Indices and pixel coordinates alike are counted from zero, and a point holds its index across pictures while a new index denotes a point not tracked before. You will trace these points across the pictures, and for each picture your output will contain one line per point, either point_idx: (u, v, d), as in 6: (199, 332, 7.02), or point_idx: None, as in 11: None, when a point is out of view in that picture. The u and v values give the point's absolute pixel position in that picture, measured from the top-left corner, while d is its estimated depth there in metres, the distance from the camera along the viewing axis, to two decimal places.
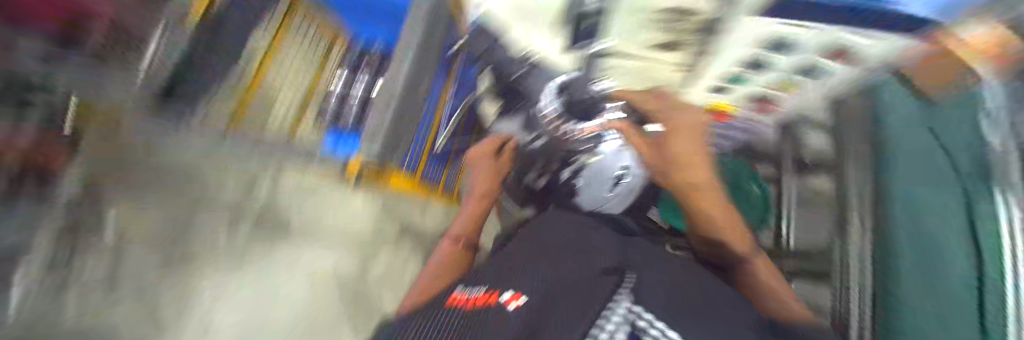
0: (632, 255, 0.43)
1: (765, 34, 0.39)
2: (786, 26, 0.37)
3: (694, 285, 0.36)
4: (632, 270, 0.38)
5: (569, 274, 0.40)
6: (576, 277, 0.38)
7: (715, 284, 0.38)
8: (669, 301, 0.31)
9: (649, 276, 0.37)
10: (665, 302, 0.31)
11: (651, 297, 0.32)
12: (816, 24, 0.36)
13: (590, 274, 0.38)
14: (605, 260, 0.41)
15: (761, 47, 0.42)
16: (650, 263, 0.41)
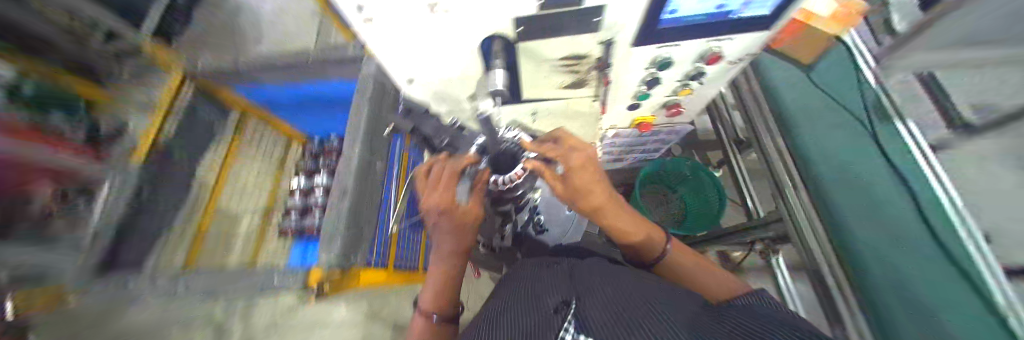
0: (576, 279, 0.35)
1: (654, 56, 0.44)
2: (664, 47, 0.42)
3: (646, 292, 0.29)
4: (581, 295, 0.29)
5: (509, 318, 0.28)
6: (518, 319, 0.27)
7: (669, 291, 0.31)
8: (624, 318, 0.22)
9: (601, 296, 0.28)
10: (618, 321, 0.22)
11: (601, 322, 0.22)
12: (689, 41, 0.42)
13: (533, 313, 0.27)
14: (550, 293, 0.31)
15: (654, 69, 0.48)
16: (598, 280, 0.33)
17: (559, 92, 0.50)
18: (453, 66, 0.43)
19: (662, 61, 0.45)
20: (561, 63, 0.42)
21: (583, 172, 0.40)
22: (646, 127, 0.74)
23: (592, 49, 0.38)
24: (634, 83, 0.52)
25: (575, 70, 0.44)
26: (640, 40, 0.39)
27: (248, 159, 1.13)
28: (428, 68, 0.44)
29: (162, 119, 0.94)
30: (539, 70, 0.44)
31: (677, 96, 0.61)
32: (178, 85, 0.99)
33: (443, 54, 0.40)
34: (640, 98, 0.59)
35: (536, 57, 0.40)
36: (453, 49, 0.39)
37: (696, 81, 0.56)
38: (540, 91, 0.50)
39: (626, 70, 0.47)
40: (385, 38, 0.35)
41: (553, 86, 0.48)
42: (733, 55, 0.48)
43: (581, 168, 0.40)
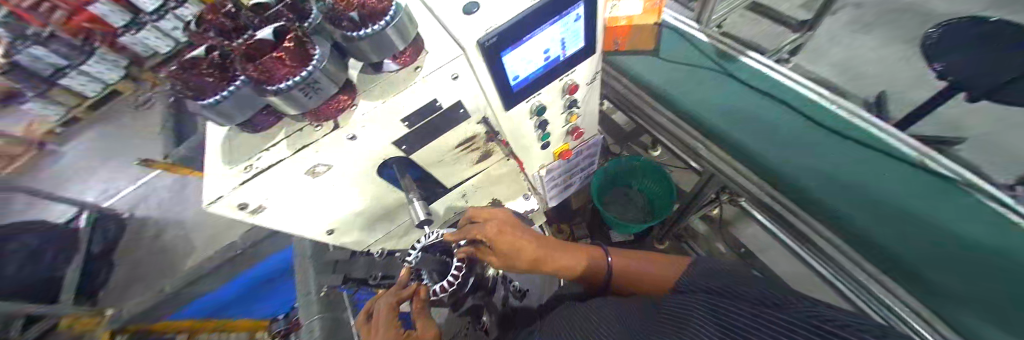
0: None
1: (530, 108, 0.54)
2: (532, 99, 0.52)
3: None
4: None
5: None
6: None
7: (639, 327, 0.33)
8: None
9: None
10: None
11: None
12: (545, 88, 0.52)
13: None
14: None
15: (536, 116, 0.58)
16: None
17: (471, 165, 0.62)
18: (348, 202, 0.52)
19: (538, 109, 0.55)
20: (459, 147, 0.54)
21: (502, 239, 0.50)
22: (567, 153, 0.82)
23: (478, 129, 0.51)
24: (530, 130, 0.62)
25: (474, 146, 0.56)
26: (506, 102, 0.48)
27: None
28: (331, 212, 0.52)
29: None
30: (445, 159, 0.55)
31: (571, 122, 0.71)
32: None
33: (335, 199, 0.50)
34: (545, 138, 0.68)
35: (436, 156, 0.53)
36: (343, 189, 0.49)
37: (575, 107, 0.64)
38: (453, 173, 0.61)
39: (515, 125, 0.57)
40: (278, 211, 0.45)
41: (462, 164, 0.60)
42: (585, 81, 0.59)
43: (499, 234, 0.50)
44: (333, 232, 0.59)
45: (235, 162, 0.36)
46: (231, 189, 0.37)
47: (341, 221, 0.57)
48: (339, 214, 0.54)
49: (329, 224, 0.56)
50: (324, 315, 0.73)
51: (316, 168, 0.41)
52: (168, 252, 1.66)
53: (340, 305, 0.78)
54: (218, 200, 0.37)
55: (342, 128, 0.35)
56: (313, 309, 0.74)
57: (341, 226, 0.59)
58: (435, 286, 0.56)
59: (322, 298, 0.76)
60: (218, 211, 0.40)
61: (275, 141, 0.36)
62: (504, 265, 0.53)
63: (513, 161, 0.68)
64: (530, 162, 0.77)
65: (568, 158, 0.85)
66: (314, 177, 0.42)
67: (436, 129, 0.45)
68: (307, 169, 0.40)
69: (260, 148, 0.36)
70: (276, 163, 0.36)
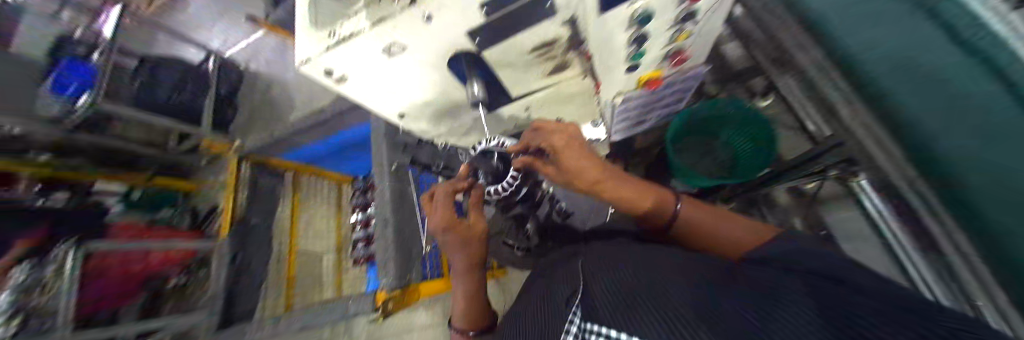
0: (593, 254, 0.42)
1: (631, 14, 0.45)
2: (639, 1, 0.43)
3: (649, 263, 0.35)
4: (596, 272, 0.36)
5: (546, 294, 0.39)
6: (550, 298, 0.37)
7: (674, 258, 0.36)
8: (623, 292, 0.30)
9: (609, 272, 0.35)
10: (618, 295, 0.30)
11: (603, 297, 0.31)
12: None
13: (559, 293, 0.36)
14: (569, 277, 0.38)
15: (636, 27, 0.48)
16: (612, 255, 0.39)
17: (542, 77, 0.57)
18: (416, 89, 0.53)
19: (641, 17, 0.46)
20: (535, 51, 0.48)
21: (567, 151, 0.47)
22: (655, 84, 0.77)
23: (559, 32, 0.44)
24: (621, 47, 0.54)
25: (550, 54, 0.50)
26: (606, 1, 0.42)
27: (315, 205, 1.59)
28: (402, 96, 0.54)
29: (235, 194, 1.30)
30: (519, 64, 0.51)
31: (676, 43, 0.63)
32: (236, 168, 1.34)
33: (404, 84, 0.51)
34: (635, 60, 0.58)
35: (509, 57, 0.48)
36: (412, 74, 0.48)
37: (689, 23, 0.57)
38: (522, 81, 0.57)
39: (607, 35, 0.49)
40: (355, 87, 0.49)
41: (533, 73, 0.55)
42: None
43: (565, 147, 0.47)
44: (404, 117, 0.63)
45: (325, 29, 0.40)
46: (320, 53, 0.40)
47: (410, 108, 0.60)
48: (408, 100, 0.56)
49: (401, 108, 0.60)
50: (391, 185, 0.90)
51: (391, 48, 0.41)
52: (278, 103, 2.05)
53: (403, 182, 0.92)
54: (309, 62, 0.41)
55: (421, 4, 0.34)
56: (383, 179, 0.90)
57: (411, 113, 0.62)
58: (490, 187, 0.62)
59: (390, 173, 0.90)
60: (308, 73, 0.45)
61: (357, 10, 0.38)
62: (560, 182, 0.51)
63: (590, 81, 0.61)
64: (609, 85, 0.72)
65: (654, 88, 0.79)
66: (389, 58, 0.43)
67: (520, 21, 0.41)
68: (382, 47, 0.40)
69: (344, 18, 0.39)
70: (359, 34, 0.38)
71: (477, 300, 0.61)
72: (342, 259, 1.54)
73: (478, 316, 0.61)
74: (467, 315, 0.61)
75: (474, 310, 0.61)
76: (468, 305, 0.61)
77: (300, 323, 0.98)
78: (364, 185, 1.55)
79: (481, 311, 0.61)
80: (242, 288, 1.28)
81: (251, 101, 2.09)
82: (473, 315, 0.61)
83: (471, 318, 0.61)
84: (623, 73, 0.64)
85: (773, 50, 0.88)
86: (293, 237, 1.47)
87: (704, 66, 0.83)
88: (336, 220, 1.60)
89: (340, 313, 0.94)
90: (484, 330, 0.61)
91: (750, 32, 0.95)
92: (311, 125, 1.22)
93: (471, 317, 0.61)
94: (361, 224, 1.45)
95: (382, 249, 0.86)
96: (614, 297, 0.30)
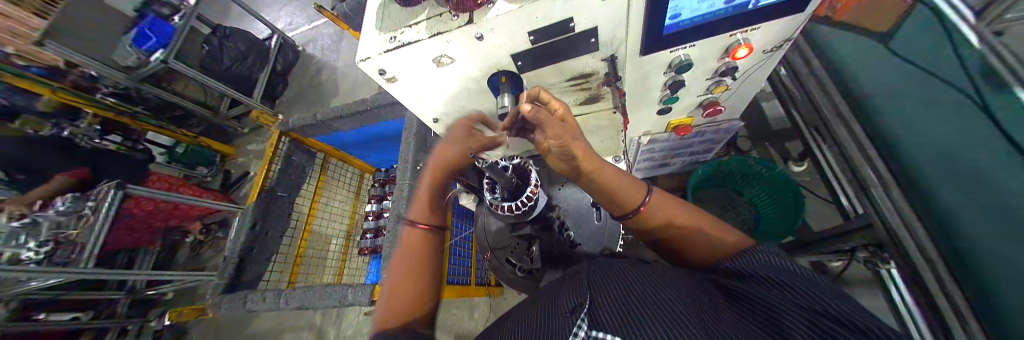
0: (596, 272, 0.40)
1: (671, 58, 0.49)
2: (680, 49, 0.47)
3: (654, 285, 0.33)
4: (598, 288, 0.34)
5: (545, 308, 0.37)
6: (549, 310, 0.35)
7: (677, 279, 0.35)
8: (630, 311, 0.29)
9: (613, 291, 0.33)
10: (627, 313, 0.28)
11: (611, 313, 0.29)
12: (700, 41, 0.46)
13: (558, 307, 0.34)
14: (570, 295, 0.36)
15: (673, 72, 0.52)
16: (616, 275, 0.37)
17: (576, 107, 0.59)
18: (450, 97, 0.56)
19: (681, 64, 0.49)
20: (573, 82, 0.51)
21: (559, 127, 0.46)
22: (685, 129, 0.77)
23: (596, 68, 0.47)
24: (658, 88, 0.59)
25: (586, 87, 0.52)
26: (649, 45, 0.45)
27: (335, 188, 1.66)
28: (438, 101, 0.57)
29: (266, 167, 1.37)
30: (554, 90, 0.53)
31: (713, 94, 0.63)
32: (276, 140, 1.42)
33: (440, 92, 0.54)
34: (668, 102, 0.63)
35: (547, 83, 0.51)
36: (450, 83, 0.51)
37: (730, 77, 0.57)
38: None
39: (648, 72, 0.53)
40: (402, 87, 0.53)
41: (568, 101, 0.57)
42: (759, 44, 0.49)
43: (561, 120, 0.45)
44: (437, 122, 0.66)
45: (389, 34, 0.44)
46: (378, 54, 0.44)
47: (445, 114, 0.63)
48: (443, 106, 0.59)
49: (437, 113, 0.63)
50: (411, 183, 0.94)
51: (441, 59, 0.44)
52: (323, 89, 2.21)
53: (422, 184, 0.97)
54: (367, 60, 0.45)
55: (475, 24, 0.37)
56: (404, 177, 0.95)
57: (444, 118, 0.65)
58: (505, 202, 0.55)
59: (412, 173, 0.94)
60: (365, 70, 0.48)
61: (419, 22, 0.43)
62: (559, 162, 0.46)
63: (620, 115, 0.60)
64: (638, 122, 0.73)
65: (683, 133, 0.79)
66: (438, 67, 0.47)
67: (563, 53, 0.43)
68: (434, 57, 0.44)
69: (405, 25, 0.44)
70: (415, 42, 0.41)
71: (432, 194, 0.55)
72: (350, 244, 1.60)
73: (434, 208, 0.55)
74: (421, 208, 0.54)
75: (428, 199, 0.55)
76: (423, 196, 0.55)
77: (298, 301, 1.01)
78: (384, 177, 1.60)
79: (437, 206, 0.55)
80: (254, 255, 1.34)
81: (302, 84, 2.29)
82: (426, 205, 0.54)
83: (424, 208, 0.54)
84: (656, 112, 0.69)
85: (813, 116, 0.86)
86: (308, 216, 1.54)
87: (739, 121, 0.82)
88: (351, 206, 1.68)
89: (334, 300, 0.96)
90: (436, 228, 0.54)
91: (792, 94, 0.93)
92: (347, 114, 1.29)
93: (421, 207, 0.54)
94: (373, 214, 1.50)
95: (391, 243, 0.89)
96: (615, 314, 0.29)
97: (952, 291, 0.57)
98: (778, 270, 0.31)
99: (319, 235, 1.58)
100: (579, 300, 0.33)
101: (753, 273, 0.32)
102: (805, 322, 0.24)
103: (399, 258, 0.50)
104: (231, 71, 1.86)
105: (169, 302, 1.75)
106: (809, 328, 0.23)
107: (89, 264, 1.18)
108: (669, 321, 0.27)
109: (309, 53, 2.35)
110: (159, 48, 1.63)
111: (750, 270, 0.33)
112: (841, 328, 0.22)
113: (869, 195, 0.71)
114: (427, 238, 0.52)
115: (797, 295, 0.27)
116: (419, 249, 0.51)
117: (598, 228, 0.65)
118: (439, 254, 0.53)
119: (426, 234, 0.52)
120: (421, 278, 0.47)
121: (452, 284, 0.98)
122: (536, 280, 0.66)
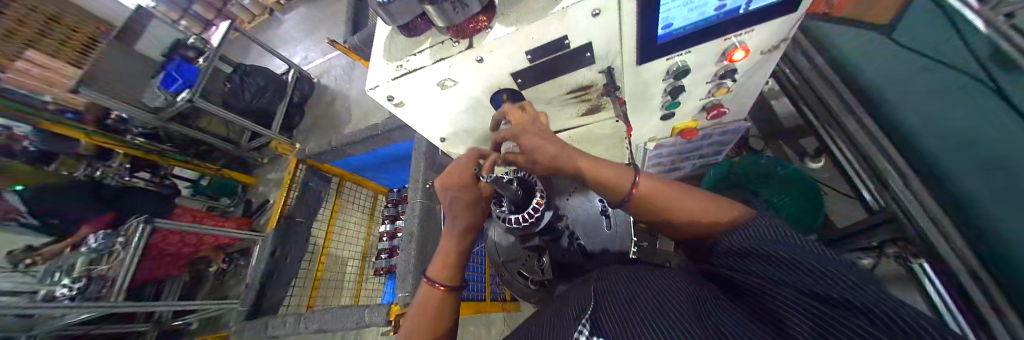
0: (601, 280, 0.40)
1: (668, 65, 0.50)
2: (676, 56, 0.48)
3: (657, 289, 0.33)
4: (602, 296, 0.34)
5: (553, 318, 0.37)
6: (556, 320, 0.35)
7: (683, 281, 0.35)
8: (631, 319, 0.29)
9: (616, 298, 0.33)
10: (628, 321, 0.28)
11: (613, 322, 0.29)
12: (695, 47, 0.47)
13: (564, 317, 0.34)
14: (576, 305, 0.36)
15: (671, 78, 0.53)
16: (620, 281, 0.37)
17: (579, 118, 0.60)
18: (455, 116, 0.58)
19: (679, 70, 0.50)
20: (573, 94, 0.52)
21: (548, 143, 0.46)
22: (691, 133, 0.77)
23: (595, 80, 0.48)
24: (659, 94, 0.59)
25: (586, 99, 0.53)
26: (644, 55, 0.46)
27: (350, 211, 1.70)
28: (445, 121, 0.59)
29: (284, 194, 1.43)
30: (554, 103, 0.55)
31: (715, 97, 0.63)
32: (293, 168, 1.48)
33: (445, 113, 0.56)
34: (670, 107, 0.63)
35: (548, 98, 0.53)
36: (454, 103, 0.53)
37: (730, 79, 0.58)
38: (559, 118, 0.60)
39: (646, 80, 0.53)
40: (409, 111, 0.55)
41: (570, 113, 0.58)
42: (756, 46, 0.49)
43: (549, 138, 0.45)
44: (444, 141, 0.68)
45: (395, 62, 0.47)
46: (386, 82, 0.47)
47: (451, 133, 0.65)
48: (450, 126, 0.61)
49: (444, 133, 0.65)
50: (422, 202, 0.96)
51: (445, 82, 0.47)
52: (337, 116, 2.31)
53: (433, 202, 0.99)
54: (376, 88, 0.48)
55: (475, 47, 0.40)
56: (415, 197, 0.97)
57: (451, 137, 0.67)
58: (513, 214, 0.55)
59: (422, 191, 0.97)
60: (374, 97, 0.51)
61: (423, 50, 0.45)
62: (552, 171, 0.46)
63: (622, 123, 0.61)
64: (643, 129, 0.73)
65: (689, 137, 0.79)
66: (442, 90, 0.49)
67: (560, 69, 0.45)
68: (438, 80, 0.46)
69: (410, 54, 0.46)
70: (420, 68, 0.44)
71: (454, 253, 0.52)
72: (365, 266, 1.61)
73: (457, 268, 0.52)
74: (445, 265, 0.52)
75: (451, 258, 0.52)
76: (447, 254, 0.52)
77: (316, 325, 1.02)
78: (396, 197, 1.63)
79: (459, 265, 0.52)
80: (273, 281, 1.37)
81: (317, 113, 2.40)
82: (449, 264, 0.52)
83: (445, 267, 0.52)
84: (659, 118, 0.69)
85: (823, 111, 0.84)
86: (324, 240, 1.57)
87: (746, 121, 0.81)
88: (365, 228, 1.71)
89: (351, 322, 0.97)
90: (455, 289, 0.51)
91: (799, 90, 0.92)
92: (360, 139, 1.34)
93: (444, 265, 0.52)
94: (387, 235, 1.51)
95: (404, 263, 0.90)
96: (617, 322, 0.29)
97: (996, 287, 0.53)
98: (768, 238, 0.31)
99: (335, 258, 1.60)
100: (582, 310, 0.33)
101: (745, 244, 0.32)
102: (800, 301, 0.24)
103: (415, 320, 0.49)
104: (252, 106, 1.98)
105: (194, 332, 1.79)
106: (804, 309, 0.24)
107: (120, 297, 1.23)
108: (671, 325, 0.26)
109: (323, 84, 2.47)
110: (185, 88, 1.75)
111: (740, 241, 0.32)
112: (836, 305, 0.22)
113: (891, 188, 0.68)
114: (446, 298, 0.51)
115: (791, 271, 0.27)
116: (434, 306, 0.50)
117: (609, 236, 0.64)
118: (454, 314, 0.51)
119: (443, 296, 0.50)
120: (433, 328, 0.48)
121: (467, 302, 0.98)
122: (548, 294, 0.65)
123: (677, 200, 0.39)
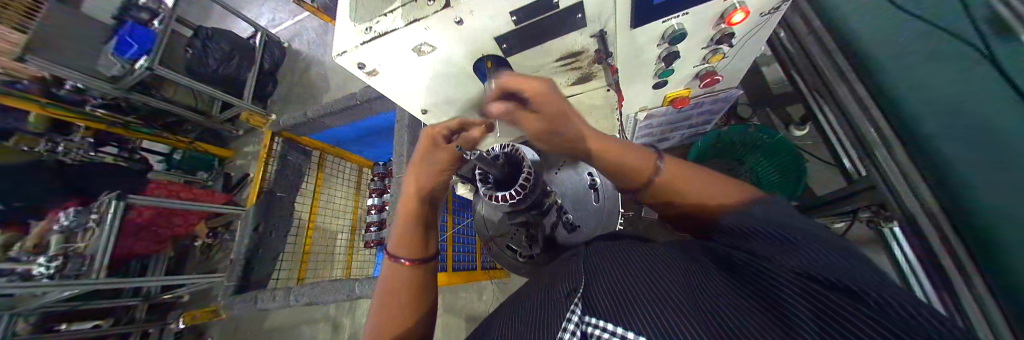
0: (591, 257, 0.40)
1: (663, 29, 0.47)
2: (672, 19, 0.45)
3: (648, 266, 0.33)
4: (593, 274, 0.35)
5: (542, 294, 0.38)
6: (545, 296, 0.36)
7: (672, 257, 0.35)
8: (624, 296, 0.29)
9: (607, 275, 0.34)
10: (621, 299, 0.29)
11: (604, 300, 0.30)
12: (693, 8, 0.44)
13: (554, 293, 0.35)
14: (565, 281, 0.36)
15: (666, 43, 0.50)
16: (611, 258, 0.38)
17: (568, 87, 0.57)
18: (435, 87, 0.54)
19: (674, 34, 0.47)
20: (563, 61, 0.49)
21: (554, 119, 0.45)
22: (682, 102, 0.75)
23: (585, 45, 0.45)
24: (651, 61, 0.56)
25: (576, 66, 0.50)
26: (638, 18, 0.43)
27: (335, 185, 1.65)
28: (425, 92, 0.56)
29: (263, 170, 1.36)
30: (543, 71, 0.51)
31: (709, 64, 0.61)
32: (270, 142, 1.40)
33: (423, 83, 0.52)
34: (662, 76, 0.61)
35: (535, 65, 0.49)
36: (432, 71, 0.49)
37: (725, 45, 0.55)
38: None
39: (639, 46, 0.51)
40: (385, 80, 0.51)
41: (559, 81, 0.55)
42: (756, 7, 0.46)
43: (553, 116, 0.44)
44: (426, 113, 0.65)
45: (365, 24, 0.42)
46: (355, 47, 0.42)
47: (433, 104, 0.61)
48: (431, 97, 0.58)
49: (424, 105, 0.61)
50: (408, 176, 0.94)
51: (421, 47, 0.43)
52: (313, 84, 2.16)
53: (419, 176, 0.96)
54: (344, 54, 0.43)
55: (452, 7, 0.35)
56: (401, 171, 0.94)
57: (433, 109, 0.64)
58: (499, 192, 0.55)
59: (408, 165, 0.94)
60: (343, 65, 0.46)
61: (394, 10, 0.40)
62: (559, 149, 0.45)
63: (613, 92, 0.59)
64: (635, 98, 0.71)
65: (679, 106, 0.77)
66: (419, 56, 0.45)
67: (548, 32, 0.41)
68: (413, 46, 0.42)
69: (380, 14, 0.41)
70: (392, 31, 0.40)
71: (410, 228, 0.52)
72: (356, 239, 1.61)
73: (420, 242, 0.52)
74: (406, 238, 0.52)
75: (412, 234, 0.52)
76: (405, 232, 0.52)
77: (309, 298, 1.03)
78: (383, 170, 1.59)
79: (420, 240, 0.52)
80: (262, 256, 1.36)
81: (291, 81, 2.24)
82: (411, 240, 0.52)
83: (409, 244, 0.52)
84: (651, 86, 0.67)
85: (813, 78, 0.83)
86: (311, 215, 1.55)
87: (737, 89, 0.80)
88: (353, 201, 1.69)
89: (344, 293, 0.98)
90: (421, 263, 0.52)
91: (792, 57, 0.91)
92: (338, 109, 1.27)
93: (405, 241, 0.52)
94: (375, 209, 1.50)
95: (393, 236, 0.90)
96: (608, 300, 0.30)
97: (951, 246, 0.57)
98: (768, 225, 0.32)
99: (324, 232, 1.59)
100: (573, 287, 0.34)
101: None
102: (792, 279, 0.24)
103: (383, 301, 0.49)
104: (216, 73, 1.81)
105: (187, 306, 1.80)
106: (796, 287, 0.24)
107: (101, 275, 1.20)
108: (663, 304, 0.27)
109: (295, 49, 2.28)
110: (143, 55, 1.58)
111: None
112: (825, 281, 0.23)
113: (869, 155, 0.70)
114: (415, 273, 0.51)
115: None
116: (408, 283, 0.50)
117: (596, 208, 0.66)
118: (429, 291, 0.51)
119: (411, 272, 0.51)
120: (410, 306, 0.48)
121: (458, 272, 1.00)
122: (536, 265, 0.67)
123: (694, 187, 0.38)
